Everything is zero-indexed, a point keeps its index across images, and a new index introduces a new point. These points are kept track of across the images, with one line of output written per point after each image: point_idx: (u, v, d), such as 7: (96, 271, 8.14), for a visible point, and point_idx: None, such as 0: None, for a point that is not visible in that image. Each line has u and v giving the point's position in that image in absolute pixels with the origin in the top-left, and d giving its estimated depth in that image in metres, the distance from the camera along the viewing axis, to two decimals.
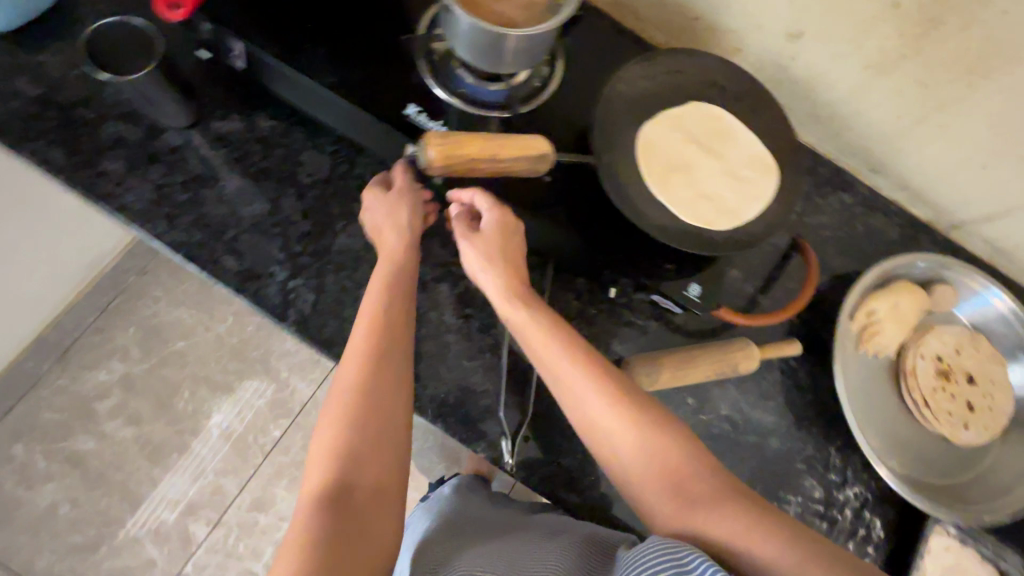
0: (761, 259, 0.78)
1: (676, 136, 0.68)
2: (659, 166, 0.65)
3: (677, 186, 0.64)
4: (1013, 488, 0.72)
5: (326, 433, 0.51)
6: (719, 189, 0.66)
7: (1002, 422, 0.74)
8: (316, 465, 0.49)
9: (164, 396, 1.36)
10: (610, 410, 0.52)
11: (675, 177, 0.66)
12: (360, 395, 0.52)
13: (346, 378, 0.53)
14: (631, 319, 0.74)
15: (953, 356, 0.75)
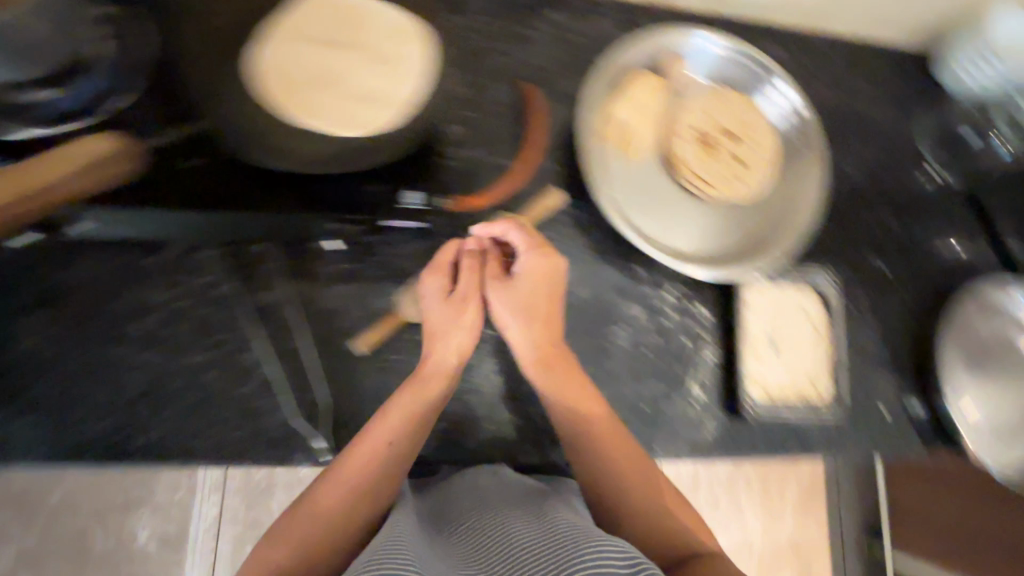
0: (488, 123, 0.72)
1: (302, 40, 0.55)
2: (288, 84, 0.53)
3: (317, 102, 0.53)
4: (800, 212, 0.75)
5: (342, 483, 0.54)
6: (371, 83, 0.55)
7: (772, 158, 0.77)
8: (325, 508, 0.53)
9: (69, 551, 0.99)
10: (612, 441, 0.59)
11: (314, 89, 0.54)
12: (394, 452, 0.55)
13: (378, 436, 0.55)
14: (388, 254, 0.66)
15: (705, 122, 0.76)
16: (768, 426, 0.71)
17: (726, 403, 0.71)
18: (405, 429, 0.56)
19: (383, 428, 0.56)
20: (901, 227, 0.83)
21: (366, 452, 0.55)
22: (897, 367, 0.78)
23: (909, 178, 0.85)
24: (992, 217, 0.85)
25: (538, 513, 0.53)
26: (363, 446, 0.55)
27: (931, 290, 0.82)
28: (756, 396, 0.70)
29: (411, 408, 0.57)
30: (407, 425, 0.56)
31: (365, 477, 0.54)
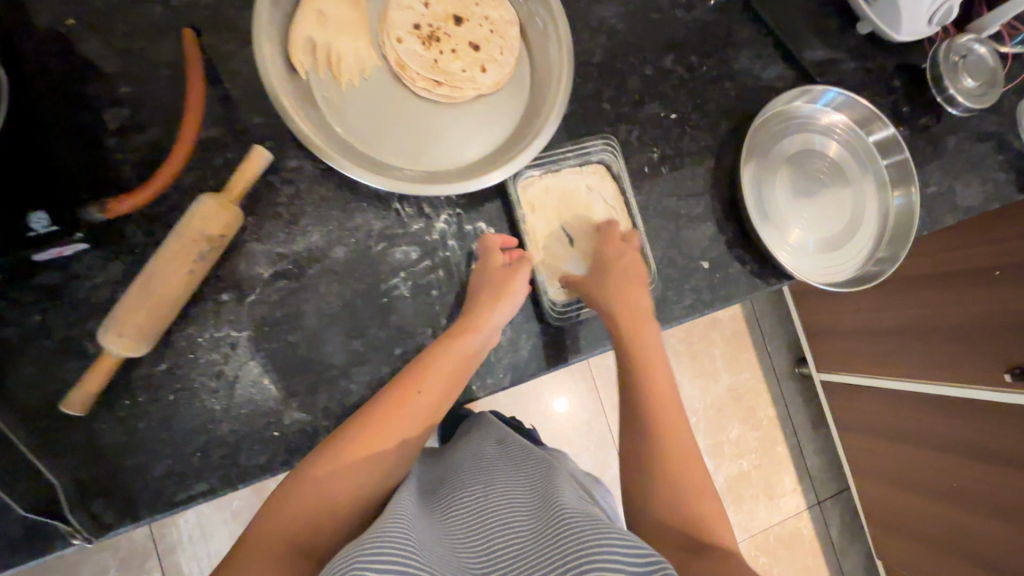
0: (155, 91, 0.59)
1: None
2: None
3: None
4: (554, 83, 0.65)
5: (363, 456, 0.50)
6: None
7: (510, 34, 0.67)
8: (317, 488, 0.48)
9: None
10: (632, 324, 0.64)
11: None
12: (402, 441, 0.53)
13: (403, 417, 0.54)
14: (80, 289, 0.55)
15: (423, 15, 0.66)
16: (586, 325, 0.67)
17: (535, 316, 0.66)
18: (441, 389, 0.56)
19: (433, 384, 0.56)
20: (682, 65, 0.76)
21: (392, 422, 0.53)
22: (712, 215, 0.73)
23: (679, 6, 0.77)
24: (769, 24, 0.79)
25: (542, 494, 0.49)
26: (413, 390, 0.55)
27: (728, 122, 0.76)
28: (556, 294, 0.67)
29: (441, 372, 0.56)
30: (446, 377, 0.57)
31: (366, 473, 0.50)
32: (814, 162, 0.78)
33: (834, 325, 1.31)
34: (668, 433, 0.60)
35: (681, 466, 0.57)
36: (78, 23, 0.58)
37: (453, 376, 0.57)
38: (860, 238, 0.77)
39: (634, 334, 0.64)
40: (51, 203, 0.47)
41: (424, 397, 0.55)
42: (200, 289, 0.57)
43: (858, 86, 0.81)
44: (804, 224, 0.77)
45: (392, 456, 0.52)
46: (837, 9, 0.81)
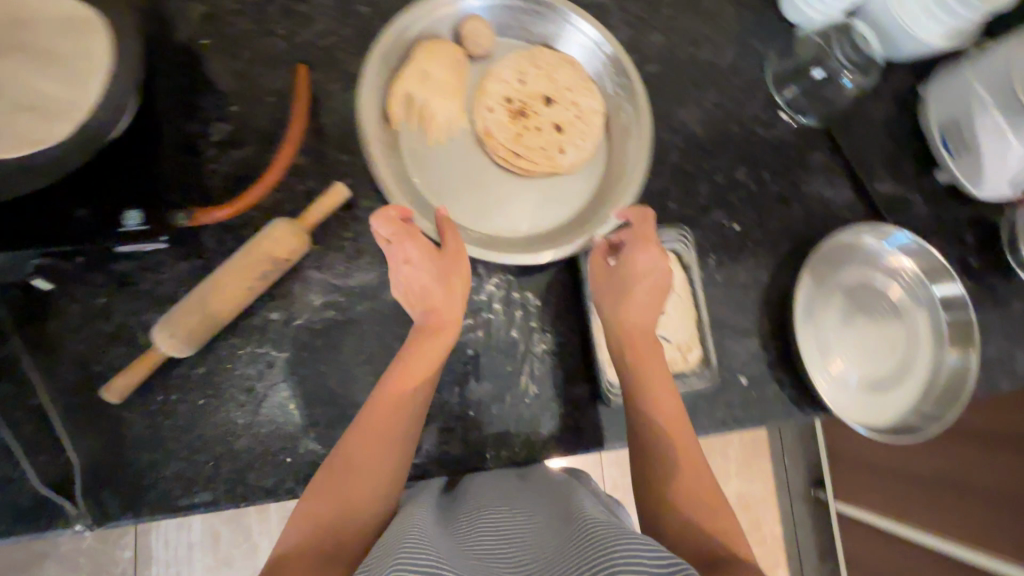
0: (258, 113, 0.63)
1: None
2: None
3: None
4: (626, 177, 0.69)
5: (356, 451, 0.50)
6: (29, 83, 0.44)
7: (594, 122, 0.70)
8: (325, 495, 0.47)
9: None
10: (643, 348, 0.60)
11: None
12: (381, 427, 0.51)
13: (379, 408, 0.52)
14: (146, 283, 0.58)
15: (518, 89, 0.69)
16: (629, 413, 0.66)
17: (578, 392, 0.65)
18: (413, 371, 0.54)
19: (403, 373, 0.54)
20: (753, 179, 0.77)
21: (367, 424, 0.51)
22: (756, 331, 0.73)
23: (761, 123, 0.79)
24: (846, 155, 0.80)
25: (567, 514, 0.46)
26: (389, 377, 0.54)
27: (789, 242, 0.76)
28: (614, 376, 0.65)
29: (415, 352, 0.56)
30: (416, 359, 0.55)
31: (364, 466, 0.49)
32: (873, 299, 0.77)
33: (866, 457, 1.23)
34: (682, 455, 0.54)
35: (697, 494, 0.51)
36: (210, 43, 0.63)
37: (426, 357, 0.56)
38: (908, 385, 0.75)
39: (634, 364, 0.59)
40: (145, 205, 0.50)
41: (394, 382, 0.54)
42: (254, 304, 0.59)
43: (927, 231, 0.81)
44: (851, 356, 0.75)
45: (382, 442, 0.51)
46: (917, 154, 0.81)
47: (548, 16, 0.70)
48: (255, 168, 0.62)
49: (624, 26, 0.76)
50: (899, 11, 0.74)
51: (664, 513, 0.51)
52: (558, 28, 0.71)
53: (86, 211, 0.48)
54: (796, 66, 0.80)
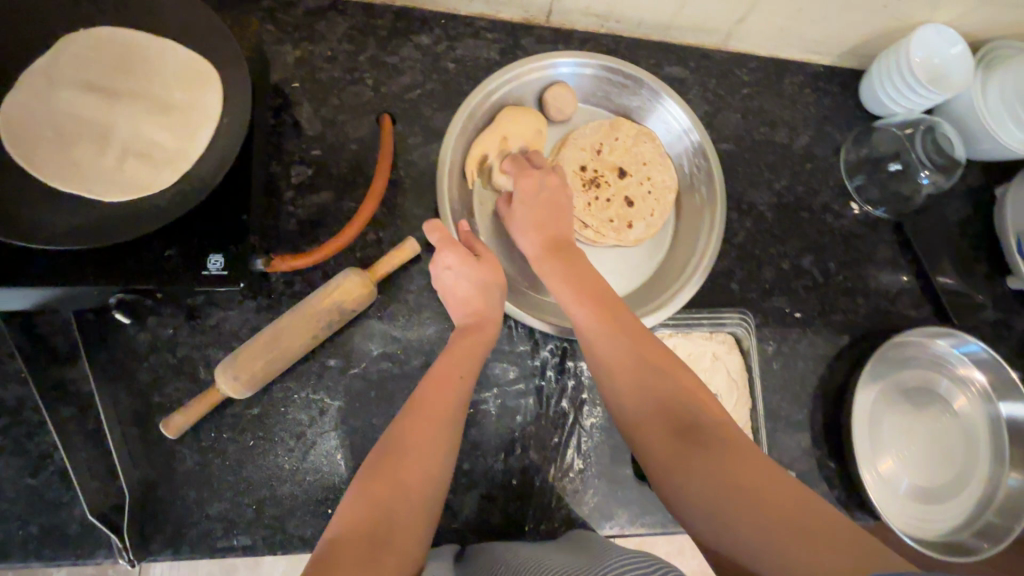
0: (341, 159, 0.65)
1: (65, 83, 0.46)
2: (37, 143, 0.44)
3: (80, 162, 0.45)
4: (694, 257, 0.68)
5: (393, 465, 0.46)
6: (149, 138, 0.47)
7: (666, 198, 0.70)
8: (362, 505, 0.43)
9: None
10: (648, 352, 0.54)
11: (78, 146, 0.45)
12: (417, 435, 0.48)
13: (414, 420, 0.49)
14: (214, 318, 0.58)
15: (594, 159, 0.69)
16: None
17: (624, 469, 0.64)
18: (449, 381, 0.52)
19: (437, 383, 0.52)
20: (818, 267, 0.75)
21: (403, 433, 0.48)
22: (809, 425, 0.71)
23: (830, 211, 0.78)
24: (915, 251, 0.78)
25: None
26: (422, 391, 0.51)
27: (851, 335, 0.74)
28: None
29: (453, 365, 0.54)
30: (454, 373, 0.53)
31: (406, 475, 0.45)
32: (936, 405, 0.74)
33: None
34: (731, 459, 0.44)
35: (770, 499, 0.41)
36: (301, 87, 0.65)
37: (463, 371, 0.54)
38: (961, 499, 0.71)
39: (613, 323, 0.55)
40: (230, 249, 0.50)
41: (430, 394, 0.51)
42: (313, 349, 0.60)
43: (994, 338, 0.78)
44: (906, 459, 0.72)
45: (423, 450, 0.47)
46: (989, 257, 0.79)
47: (636, 91, 0.71)
48: (330, 213, 0.63)
49: (702, 103, 0.76)
50: (985, 113, 0.73)
51: (751, 547, 0.39)
52: (643, 104, 0.72)
53: (174, 252, 0.49)
54: (872, 156, 0.79)
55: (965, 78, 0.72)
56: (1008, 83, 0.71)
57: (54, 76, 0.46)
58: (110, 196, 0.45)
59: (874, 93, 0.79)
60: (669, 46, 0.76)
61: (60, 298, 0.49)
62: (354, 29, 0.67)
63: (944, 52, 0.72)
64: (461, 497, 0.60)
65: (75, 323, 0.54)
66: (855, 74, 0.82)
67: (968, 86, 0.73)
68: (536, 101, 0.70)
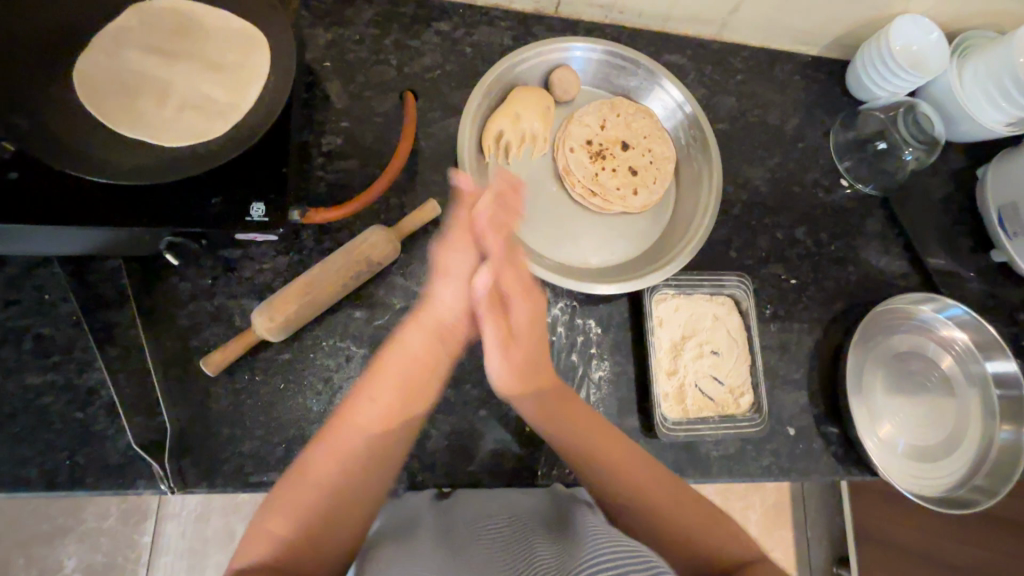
0: (367, 130, 0.70)
1: (134, 51, 0.53)
2: (108, 97, 0.51)
3: (146, 114, 0.51)
4: (694, 221, 0.73)
5: (316, 486, 0.47)
6: (204, 94, 0.53)
7: (666, 168, 0.75)
8: (305, 500, 0.47)
9: None
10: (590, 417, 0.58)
11: (145, 102, 0.52)
12: (349, 462, 0.49)
13: (348, 442, 0.49)
14: (250, 271, 0.63)
15: (599, 133, 0.75)
16: (677, 448, 0.68)
17: (631, 418, 0.67)
18: (392, 405, 0.52)
19: (382, 395, 0.52)
20: (811, 238, 0.80)
21: (329, 453, 0.49)
22: (807, 384, 0.74)
23: (820, 187, 0.83)
24: (902, 226, 0.83)
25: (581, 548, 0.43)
26: (361, 410, 0.51)
27: (843, 301, 0.79)
28: (669, 410, 0.67)
29: (399, 383, 0.53)
30: (401, 388, 0.53)
31: (337, 492, 0.47)
32: (924, 366, 0.77)
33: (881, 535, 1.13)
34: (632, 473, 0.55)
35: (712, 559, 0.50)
36: (331, 66, 0.71)
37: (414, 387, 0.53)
38: (956, 458, 0.74)
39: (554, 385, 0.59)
40: (270, 199, 0.54)
41: (369, 409, 0.51)
42: (341, 301, 0.64)
43: (982, 307, 0.82)
44: (900, 421, 0.76)
45: (351, 473, 0.48)
46: (973, 230, 0.84)
47: (634, 72, 0.77)
48: (356, 179, 0.68)
49: (698, 87, 0.82)
50: (962, 95, 0.79)
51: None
52: (640, 83, 0.78)
53: (219, 201, 0.53)
54: (858, 137, 0.84)
55: (941, 61, 0.77)
56: (981, 67, 0.76)
57: (124, 41, 0.53)
58: (170, 142, 0.51)
59: (857, 78, 0.85)
60: (667, 36, 0.83)
61: (118, 240, 0.54)
62: (380, 16, 0.73)
63: (921, 39, 0.78)
64: (477, 442, 0.64)
65: (123, 270, 0.60)
66: (841, 64, 0.89)
67: (945, 70, 0.79)
68: (542, 82, 0.75)
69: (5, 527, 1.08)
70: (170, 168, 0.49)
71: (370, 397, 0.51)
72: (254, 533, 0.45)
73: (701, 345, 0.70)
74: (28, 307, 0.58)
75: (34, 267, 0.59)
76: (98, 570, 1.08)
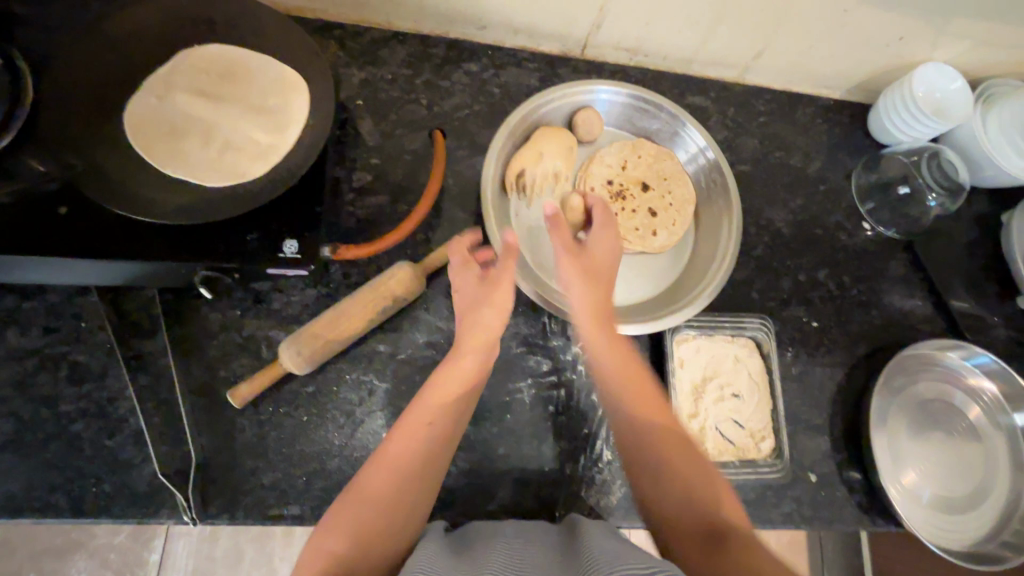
0: (396, 166, 0.72)
1: (182, 93, 0.56)
2: (157, 138, 0.53)
3: (191, 153, 0.54)
4: (713, 263, 0.74)
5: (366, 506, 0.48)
6: (245, 134, 0.56)
7: (686, 209, 0.76)
8: (351, 515, 0.47)
9: None
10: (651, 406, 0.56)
11: (190, 141, 0.54)
12: (405, 469, 0.50)
13: (396, 459, 0.50)
14: (278, 303, 0.64)
15: (620, 173, 0.76)
16: None
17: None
18: (441, 414, 0.53)
19: (427, 400, 0.54)
20: (833, 280, 0.80)
21: (382, 467, 0.50)
22: (829, 430, 0.73)
23: (843, 229, 0.83)
24: (926, 270, 0.82)
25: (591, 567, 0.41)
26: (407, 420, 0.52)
27: (865, 345, 0.78)
28: None
29: (444, 391, 0.55)
30: (448, 399, 0.54)
31: (383, 508, 0.48)
32: (951, 415, 0.76)
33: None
34: (667, 448, 0.53)
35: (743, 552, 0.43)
36: (363, 104, 0.73)
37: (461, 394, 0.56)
38: (985, 510, 0.72)
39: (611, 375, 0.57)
40: (304, 236, 0.56)
41: (426, 407, 0.53)
42: (366, 335, 0.65)
43: (1008, 356, 0.81)
44: (926, 470, 0.74)
45: (397, 486, 0.49)
46: (999, 276, 0.83)
47: (655, 115, 0.78)
48: (385, 214, 0.70)
49: (721, 129, 0.83)
50: (987, 142, 0.79)
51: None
52: (661, 126, 0.79)
53: (255, 237, 0.55)
54: (880, 180, 0.85)
55: (966, 108, 0.78)
56: (1006, 115, 0.77)
57: (172, 83, 0.55)
58: (211, 182, 0.53)
59: (880, 122, 0.85)
60: (691, 79, 0.84)
61: (156, 273, 0.55)
62: (412, 57, 0.76)
63: (943, 87, 0.79)
64: (496, 481, 0.64)
65: (158, 299, 0.61)
66: (863, 108, 0.90)
67: (969, 118, 0.79)
68: (566, 123, 0.77)
69: (20, 540, 1.08)
70: (212, 207, 0.51)
71: (417, 404, 0.54)
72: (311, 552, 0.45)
73: (722, 388, 0.70)
74: (65, 335, 0.60)
75: (72, 295, 0.61)
76: None
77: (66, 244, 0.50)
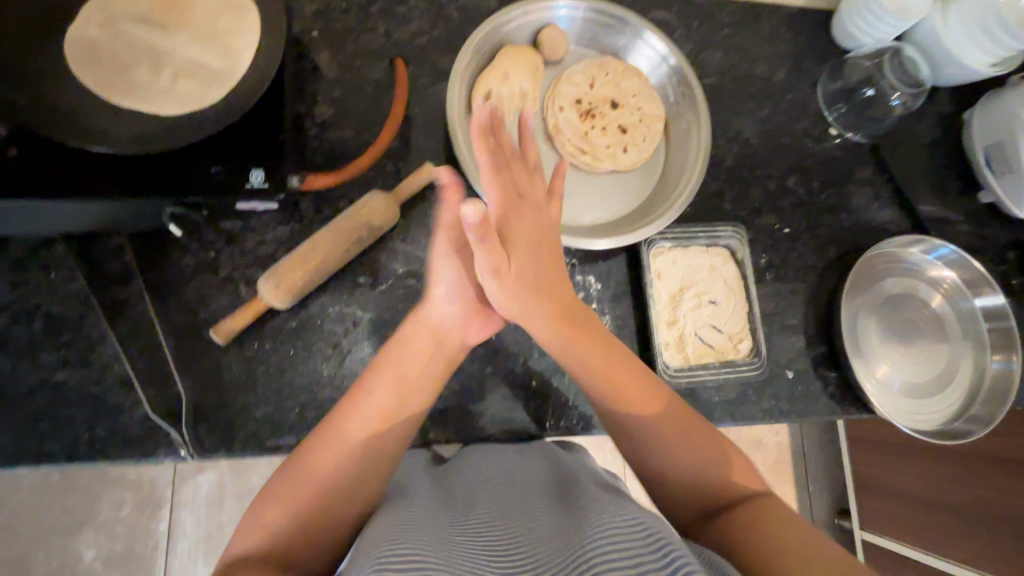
0: (359, 96, 0.70)
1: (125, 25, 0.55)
2: (106, 71, 0.53)
3: (142, 82, 0.53)
4: (684, 174, 0.74)
5: (315, 473, 0.47)
6: (199, 62, 0.55)
7: (654, 125, 0.76)
8: (296, 488, 0.46)
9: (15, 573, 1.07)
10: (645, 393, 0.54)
11: (142, 73, 0.54)
12: (348, 465, 0.48)
13: (330, 456, 0.48)
14: (251, 243, 0.64)
15: (587, 92, 0.75)
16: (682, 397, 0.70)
17: None
18: (389, 402, 0.51)
19: (378, 393, 0.51)
20: (802, 187, 0.82)
21: (330, 444, 0.48)
22: (803, 329, 0.76)
23: (810, 137, 0.84)
24: (892, 172, 0.84)
25: (572, 506, 0.46)
26: (365, 399, 0.50)
27: (835, 248, 0.80)
28: (669, 359, 0.69)
29: (398, 376, 0.52)
30: (399, 385, 0.51)
31: (343, 464, 0.47)
32: (916, 307, 0.79)
33: (883, 483, 1.17)
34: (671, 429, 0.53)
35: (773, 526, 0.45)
36: (318, 36, 0.71)
37: (411, 387, 0.52)
38: (949, 393, 0.77)
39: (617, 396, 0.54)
40: (269, 164, 0.55)
41: (378, 400, 0.50)
42: (344, 268, 0.65)
43: (970, 249, 0.84)
44: (897, 362, 0.78)
45: (353, 459, 0.48)
46: (962, 173, 0.85)
47: (621, 30, 0.77)
48: (351, 147, 0.69)
49: (686, 44, 0.82)
50: (947, 37, 0.79)
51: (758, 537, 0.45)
52: (628, 42, 0.78)
53: (219, 167, 0.53)
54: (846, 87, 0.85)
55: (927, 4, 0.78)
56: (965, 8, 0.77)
57: (111, 12, 0.55)
58: (170, 110, 0.53)
59: (843, 26, 0.85)
60: None
61: (121, 214, 0.54)
62: None
63: None
64: (485, 399, 0.66)
65: (128, 248, 0.61)
66: (829, 14, 0.89)
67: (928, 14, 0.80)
68: (529, 44, 0.75)
69: (24, 521, 1.09)
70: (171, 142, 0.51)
71: (368, 396, 0.51)
72: (250, 526, 0.46)
73: (699, 296, 0.72)
74: (34, 288, 0.59)
75: (35, 248, 0.59)
76: (119, 557, 1.10)
77: (22, 185, 0.49)
